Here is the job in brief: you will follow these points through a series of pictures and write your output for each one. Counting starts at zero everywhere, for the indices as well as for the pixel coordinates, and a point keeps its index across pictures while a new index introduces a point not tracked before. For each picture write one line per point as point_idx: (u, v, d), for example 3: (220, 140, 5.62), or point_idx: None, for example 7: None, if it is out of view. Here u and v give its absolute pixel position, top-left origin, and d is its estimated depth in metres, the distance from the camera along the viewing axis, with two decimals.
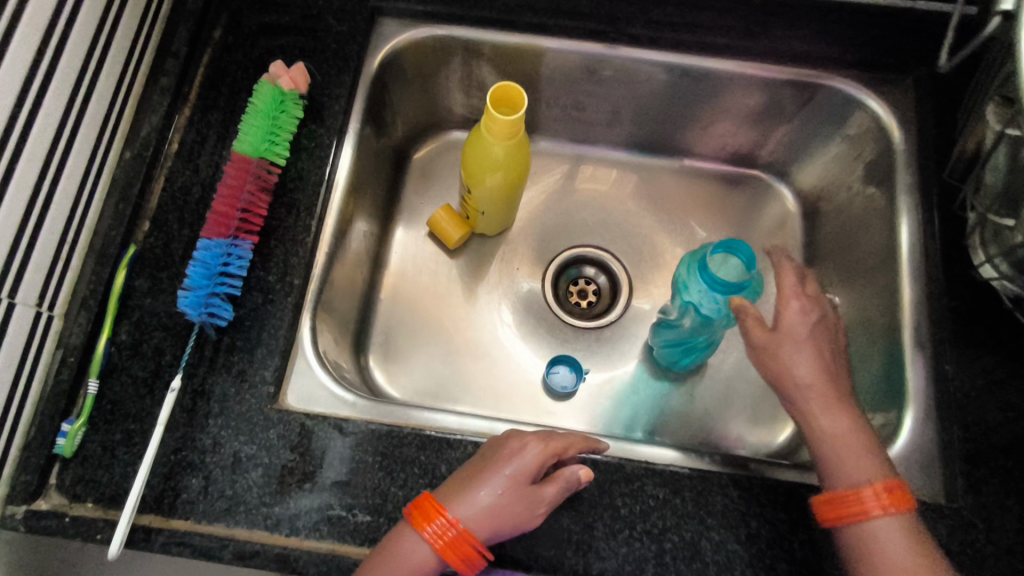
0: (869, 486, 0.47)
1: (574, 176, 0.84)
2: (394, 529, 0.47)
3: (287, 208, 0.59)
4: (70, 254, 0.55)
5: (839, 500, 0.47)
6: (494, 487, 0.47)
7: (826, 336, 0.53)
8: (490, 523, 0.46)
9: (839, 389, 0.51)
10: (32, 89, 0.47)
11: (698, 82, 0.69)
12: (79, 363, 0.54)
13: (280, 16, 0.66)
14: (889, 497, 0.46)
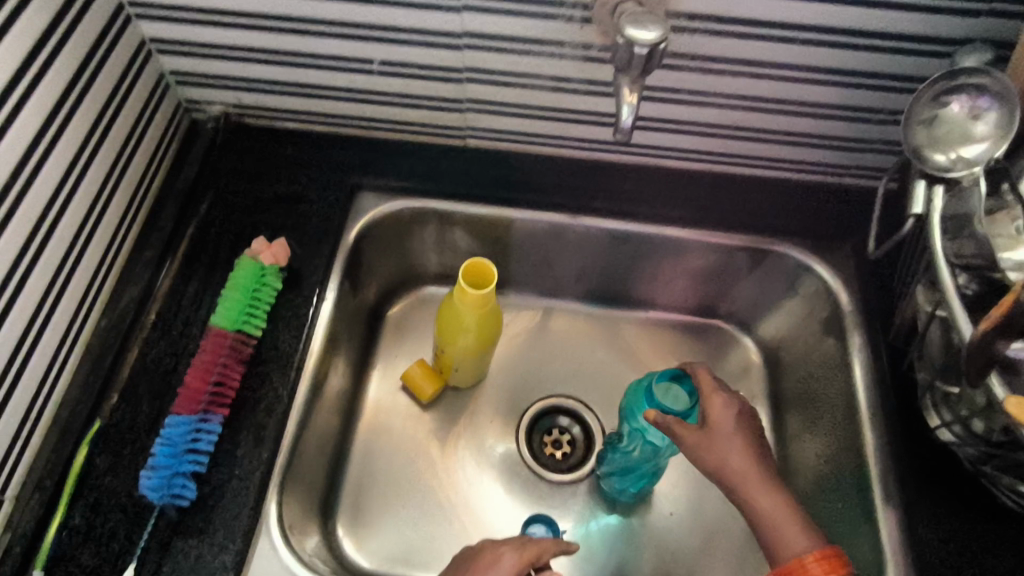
0: (810, 556, 0.51)
1: (545, 324, 0.86)
2: None
3: (260, 377, 0.60)
4: (32, 430, 0.55)
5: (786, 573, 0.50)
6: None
7: (751, 428, 0.59)
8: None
9: (771, 474, 0.57)
10: (15, 275, 0.51)
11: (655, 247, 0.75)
12: (25, 552, 0.51)
13: (265, 192, 0.71)
14: (827, 566, 0.50)
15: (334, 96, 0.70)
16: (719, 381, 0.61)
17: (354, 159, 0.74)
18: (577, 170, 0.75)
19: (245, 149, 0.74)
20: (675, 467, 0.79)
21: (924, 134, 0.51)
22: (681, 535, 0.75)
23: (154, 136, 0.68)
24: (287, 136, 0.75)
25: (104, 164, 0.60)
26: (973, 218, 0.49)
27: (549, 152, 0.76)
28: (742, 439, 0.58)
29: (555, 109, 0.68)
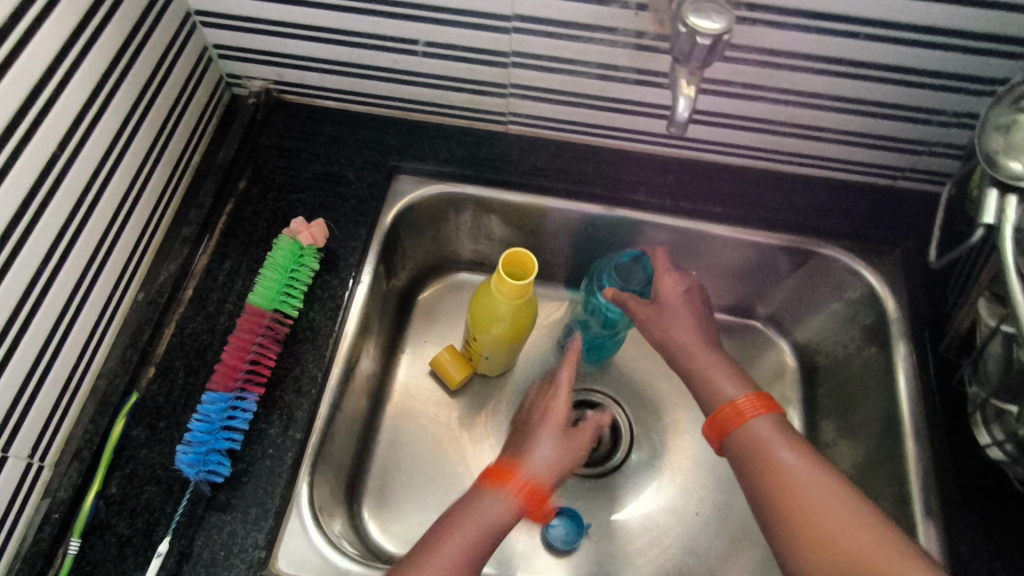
0: (744, 399, 0.56)
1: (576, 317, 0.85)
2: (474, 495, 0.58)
3: (294, 358, 0.60)
4: (72, 400, 0.55)
5: (720, 418, 0.56)
6: (495, 493, 0.58)
7: (698, 304, 0.64)
8: (495, 525, 0.56)
9: (711, 342, 0.62)
10: (60, 245, 0.51)
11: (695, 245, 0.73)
12: (63, 520, 0.52)
13: (303, 171, 0.70)
14: (761, 406, 0.55)
15: (375, 75, 0.69)
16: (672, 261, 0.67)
17: (393, 142, 0.73)
18: (618, 162, 0.74)
19: (285, 127, 0.73)
20: (703, 467, 0.78)
21: (1004, 142, 0.49)
22: (707, 536, 0.74)
23: (196, 111, 0.68)
24: (327, 116, 0.74)
25: (147, 137, 0.60)
26: None
27: (591, 142, 0.74)
28: (690, 311, 0.63)
29: (601, 97, 0.67)
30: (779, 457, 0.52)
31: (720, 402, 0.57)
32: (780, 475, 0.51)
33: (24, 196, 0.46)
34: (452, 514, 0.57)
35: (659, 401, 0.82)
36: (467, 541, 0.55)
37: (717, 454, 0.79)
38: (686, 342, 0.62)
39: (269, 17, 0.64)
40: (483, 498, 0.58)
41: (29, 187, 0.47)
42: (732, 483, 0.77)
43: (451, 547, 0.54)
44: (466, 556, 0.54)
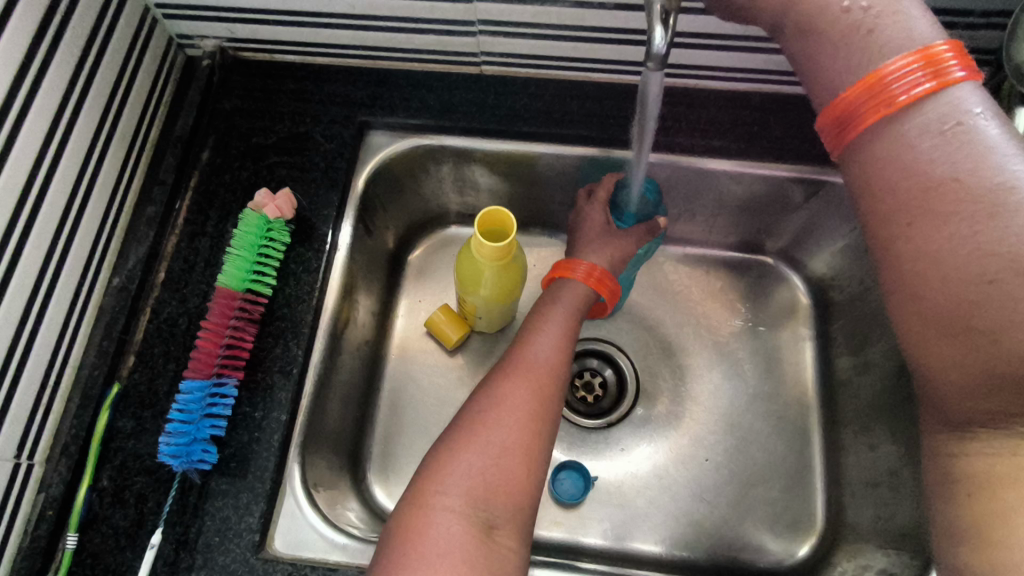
0: (896, 58, 0.39)
1: None
2: (518, 349, 0.56)
3: (274, 337, 0.58)
4: (53, 397, 0.54)
5: (852, 97, 0.40)
6: (555, 328, 0.57)
7: None
8: (557, 365, 0.55)
9: None
10: (12, 240, 0.49)
11: (693, 180, 0.68)
12: (59, 514, 0.52)
13: (268, 134, 0.65)
14: (934, 67, 0.38)
15: (332, 23, 0.63)
16: None
17: (361, 94, 0.68)
18: (609, 97, 0.67)
19: (245, 87, 0.68)
20: (712, 411, 0.76)
21: None
22: (718, 481, 0.73)
23: (147, 80, 0.63)
24: (289, 71, 0.69)
25: (94, 114, 0.56)
26: None
27: (579, 77, 0.68)
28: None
29: (580, 27, 0.60)
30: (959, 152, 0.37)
31: (903, 160, 0.38)
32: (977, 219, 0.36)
33: None
34: (526, 352, 0.55)
35: (667, 346, 0.79)
36: (537, 392, 0.52)
37: (727, 398, 0.76)
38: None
39: None
40: (549, 328, 0.57)
41: None
42: (744, 426, 0.75)
43: (519, 385, 0.52)
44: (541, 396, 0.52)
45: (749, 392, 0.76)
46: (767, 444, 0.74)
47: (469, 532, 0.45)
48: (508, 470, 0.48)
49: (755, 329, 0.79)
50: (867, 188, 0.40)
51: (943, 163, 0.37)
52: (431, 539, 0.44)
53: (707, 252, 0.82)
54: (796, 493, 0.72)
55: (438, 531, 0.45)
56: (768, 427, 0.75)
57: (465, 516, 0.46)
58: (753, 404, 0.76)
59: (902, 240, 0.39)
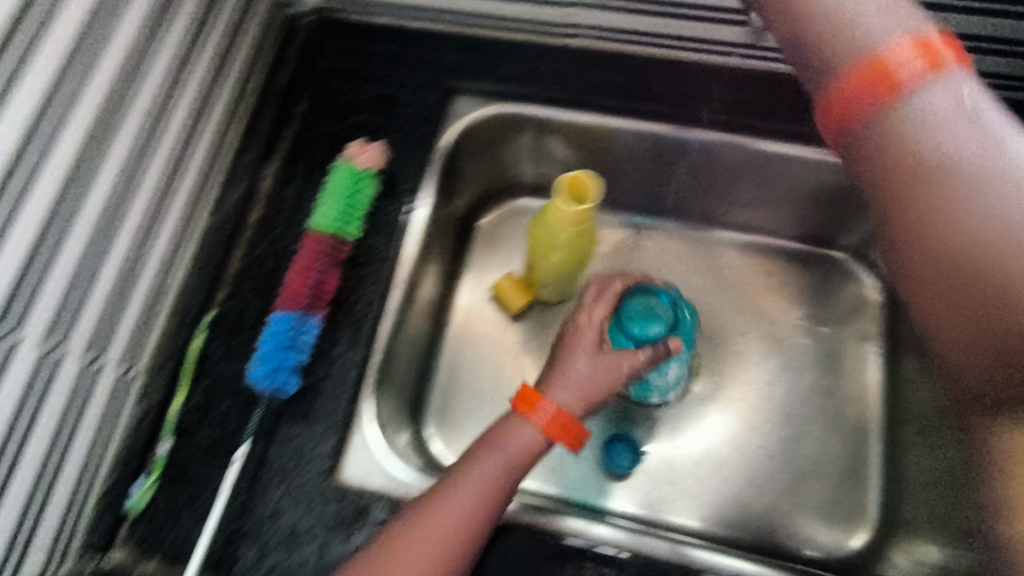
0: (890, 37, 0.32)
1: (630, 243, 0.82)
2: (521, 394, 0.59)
3: (356, 283, 0.62)
4: (154, 320, 0.59)
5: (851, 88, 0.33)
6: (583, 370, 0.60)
7: None
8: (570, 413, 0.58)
9: None
10: (135, 169, 0.53)
11: (770, 165, 0.68)
12: (155, 423, 0.58)
13: (360, 93, 0.69)
14: (924, 55, 0.31)
15: None
16: None
17: (449, 60, 0.70)
18: (691, 77, 0.68)
19: (341, 47, 0.71)
20: (768, 400, 0.76)
21: None
22: (767, 468, 0.73)
23: (254, 34, 0.67)
24: (382, 34, 0.71)
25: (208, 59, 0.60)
26: None
27: (663, 53, 0.69)
28: None
29: None
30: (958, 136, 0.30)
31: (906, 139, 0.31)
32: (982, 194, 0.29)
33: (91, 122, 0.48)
34: (548, 387, 0.59)
35: (725, 332, 0.79)
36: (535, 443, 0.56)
37: (784, 388, 0.76)
38: None
39: None
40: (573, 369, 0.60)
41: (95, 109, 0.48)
42: (799, 416, 0.75)
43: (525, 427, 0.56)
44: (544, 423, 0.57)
45: (807, 384, 0.76)
46: (823, 436, 0.74)
47: (453, 541, 0.50)
48: (490, 495, 0.52)
49: (817, 329, 0.78)
50: (861, 159, 0.34)
51: (935, 136, 0.31)
52: (415, 543, 0.49)
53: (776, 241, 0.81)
54: (849, 488, 0.72)
55: (423, 537, 0.49)
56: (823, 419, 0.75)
57: (452, 524, 0.50)
58: (809, 396, 0.76)
59: (916, 209, 0.31)
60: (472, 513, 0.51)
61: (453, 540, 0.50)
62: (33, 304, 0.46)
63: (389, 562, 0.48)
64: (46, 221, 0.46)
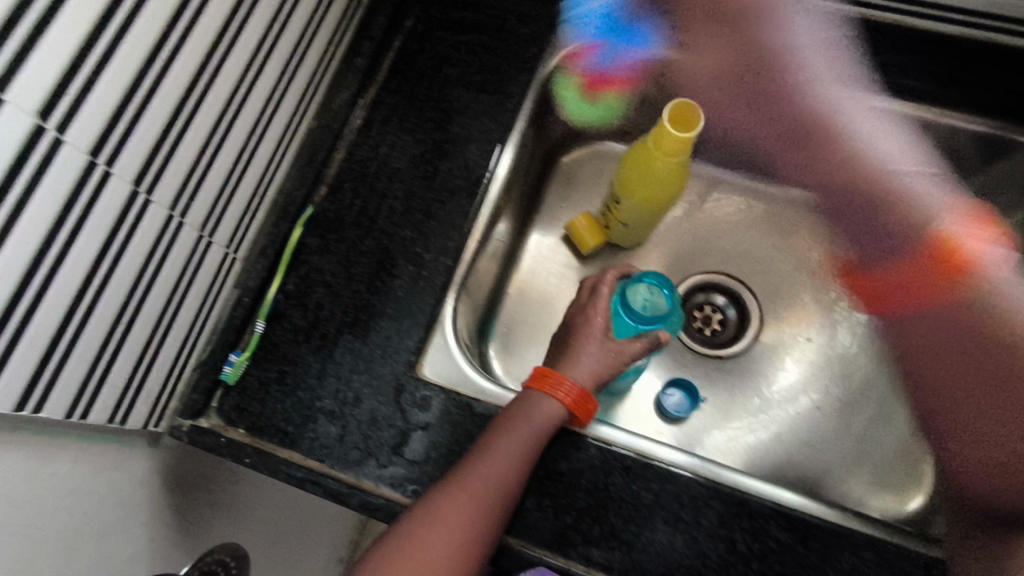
0: None
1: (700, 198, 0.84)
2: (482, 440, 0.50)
3: (451, 194, 0.63)
4: (259, 205, 0.61)
5: None
6: None
7: None
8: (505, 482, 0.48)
9: None
10: (267, 47, 0.53)
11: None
12: (252, 304, 0.60)
13: (471, 12, 0.70)
14: None
15: None
16: None
17: None
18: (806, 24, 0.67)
19: None
20: (832, 364, 0.76)
21: None
22: (825, 428, 0.73)
23: None
24: None
25: None
26: None
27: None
28: None
29: None
30: None
31: None
32: None
33: None
34: (588, 314, 0.62)
35: (793, 293, 0.80)
36: None
37: (845, 355, 0.77)
38: None
39: None
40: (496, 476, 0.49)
41: None
42: (863, 382, 0.75)
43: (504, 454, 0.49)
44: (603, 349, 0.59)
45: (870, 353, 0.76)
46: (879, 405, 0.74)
47: (525, 464, 0.50)
48: (555, 418, 0.53)
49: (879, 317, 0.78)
50: None
51: None
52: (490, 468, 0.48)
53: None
54: (908, 458, 0.71)
55: (496, 461, 0.49)
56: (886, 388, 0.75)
57: (525, 449, 0.50)
58: (874, 364, 0.76)
59: None
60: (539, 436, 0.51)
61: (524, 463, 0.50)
62: (167, 168, 0.47)
63: (464, 490, 0.48)
64: (190, 82, 0.46)
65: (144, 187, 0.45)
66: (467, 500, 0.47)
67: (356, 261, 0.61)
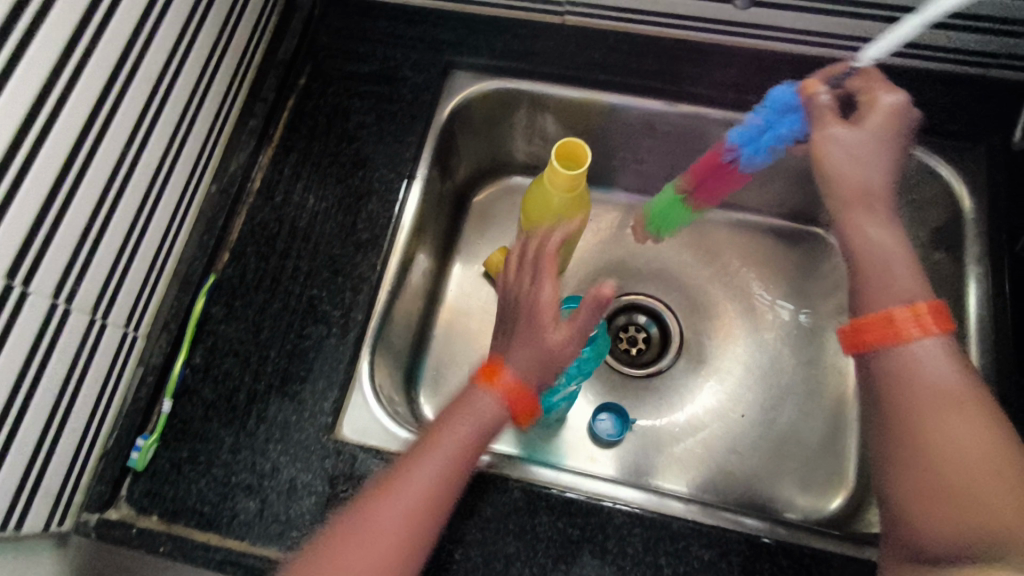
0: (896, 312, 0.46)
1: (622, 224, 0.86)
2: (426, 444, 0.48)
3: (357, 248, 0.63)
4: (158, 279, 0.60)
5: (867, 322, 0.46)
6: (839, 155, 0.53)
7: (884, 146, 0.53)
8: (439, 494, 0.46)
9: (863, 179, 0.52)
10: (145, 118, 0.55)
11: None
12: (156, 383, 0.59)
13: (361, 65, 0.70)
14: (930, 320, 0.45)
15: None
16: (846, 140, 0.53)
17: (448, 35, 0.72)
18: (681, 55, 0.70)
19: (343, 22, 0.73)
20: (752, 370, 0.79)
21: None
22: (750, 435, 0.76)
23: (257, 5, 0.68)
24: (384, 10, 0.73)
25: (215, 26, 0.62)
26: None
27: (656, 32, 0.71)
28: (883, 155, 0.52)
29: None
30: (930, 376, 0.43)
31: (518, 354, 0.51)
32: (907, 395, 0.43)
33: (105, 83, 0.49)
34: (533, 293, 0.54)
35: (709, 306, 0.83)
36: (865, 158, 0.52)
37: (762, 360, 0.79)
38: (873, 174, 0.52)
39: None
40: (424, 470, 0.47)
41: (111, 68, 0.49)
42: (782, 385, 0.78)
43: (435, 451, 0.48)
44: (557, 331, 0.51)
45: (787, 355, 0.80)
46: (796, 405, 0.77)
47: (462, 468, 0.48)
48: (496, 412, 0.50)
49: (798, 316, 0.82)
50: (894, 380, 0.44)
51: (930, 373, 0.43)
52: (421, 475, 0.47)
53: (760, 220, 0.85)
54: (828, 455, 0.74)
55: (428, 468, 0.47)
56: (805, 388, 0.78)
57: (460, 453, 0.48)
58: (791, 367, 0.79)
59: (931, 431, 0.42)
60: (477, 436, 0.49)
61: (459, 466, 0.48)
62: (43, 260, 0.46)
63: (395, 500, 0.45)
64: (68, 158, 0.47)
65: (18, 280, 0.44)
66: (398, 509, 0.45)
67: (265, 325, 0.60)
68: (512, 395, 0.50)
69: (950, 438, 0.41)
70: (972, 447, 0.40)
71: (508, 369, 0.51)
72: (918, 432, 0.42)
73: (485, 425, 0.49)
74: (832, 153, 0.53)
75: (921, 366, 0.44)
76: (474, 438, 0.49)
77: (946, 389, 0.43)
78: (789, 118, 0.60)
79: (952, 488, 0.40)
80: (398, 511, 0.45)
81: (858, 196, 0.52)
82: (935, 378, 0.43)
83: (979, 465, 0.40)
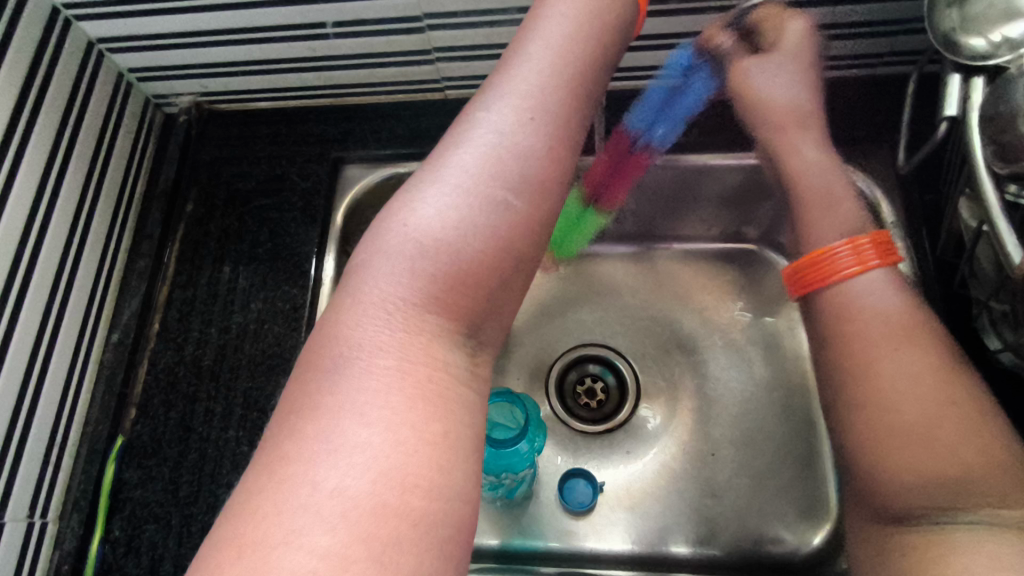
0: (840, 244, 0.48)
1: None
2: (356, 301, 0.32)
3: (269, 376, 0.60)
4: (61, 454, 0.57)
5: (816, 261, 0.48)
6: (769, 88, 0.55)
7: (816, 81, 0.56)
8: (391, 353, 0.30)
9: (805, 122, 0.54)
10: (13, 292, 0.52)
11: (690, 179, 0.65)
12: (74, 568, 0.55)
13: (247, 179, 0.68)
14: (868, 251, 0.48)
15: (295, 67, 0.64)
16: (774, 75, 0.55)
17: (331, 131, 0.69)
18: None
19: (222, 137, 0.70)
20: (723, 406, 0.68)
21: (961, 14, 0.43)
22: (728, 477, 0.65)
23: (127, 142, 0.66)
24: (263, 117, 0.70)
25: (78, 178, 0.59)
26: (1014, 80, 0.38)
27: None
28: (805, 86, 0.55)
29: None
30: (867, 303, 0.46)
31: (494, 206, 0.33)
32: (852, 318, 0.45)
33: None
34: (478, 189, 0.33)
35: (666, 340, 0.72)
36: (800, 114, 0.55)
37: (731, 389, 0.69)
38: (799, 111, 0.55)
39: (163, 34, 0.60)
40: (350, 381, 0.29)
41: None
42: None
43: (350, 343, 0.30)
44: (549, 149, 0.35)
45: (757, 380, 0.69)
46: (777, 434, 0.66)
47: (441, 356, 0.31)
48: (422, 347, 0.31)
49: (756, 321, 0.71)
50: (847, 316, 0.46)
51: (877, 295, 0.46)
52: (375, 319, 0.31)
53: (713, 248, 0.74)
54: (812, 481, 0.64)
55: (381, 309, 0.31)
56: (782, 411, 0.67)
57: (437, 378, 0.30)
58: (763, 391, 0.68)
59: (870, 360, 0.44)
60: (451, 355, 0.31)
61: (436, 216, 0.32)
62: None
63: (340, 362, 0.30)
64: None
65: None
66: (338, 428, 0.28)
67: (185, 482, 0.57)
68: (501, 157, 0.34)
69: (902, 387, 0.42)
70: (914, 385, 0.42)
71: (475, 137, 0.34)
72: (872, 376, 0.43)
73: (476, 237, 0.32)
74: (756, 100, 0.55)
75: (860, 301, 0.46)
76: (447, 260, 0.31)
77: (883, 320, 0.45)
78: (693, 82, 0.60)
79: (926, 440, 0.40)
80: (344, 419, 0.28)
81: (780, 131, 0.54)
82: (889, 356, 0.43)
83: (931, 419, 0.41)
